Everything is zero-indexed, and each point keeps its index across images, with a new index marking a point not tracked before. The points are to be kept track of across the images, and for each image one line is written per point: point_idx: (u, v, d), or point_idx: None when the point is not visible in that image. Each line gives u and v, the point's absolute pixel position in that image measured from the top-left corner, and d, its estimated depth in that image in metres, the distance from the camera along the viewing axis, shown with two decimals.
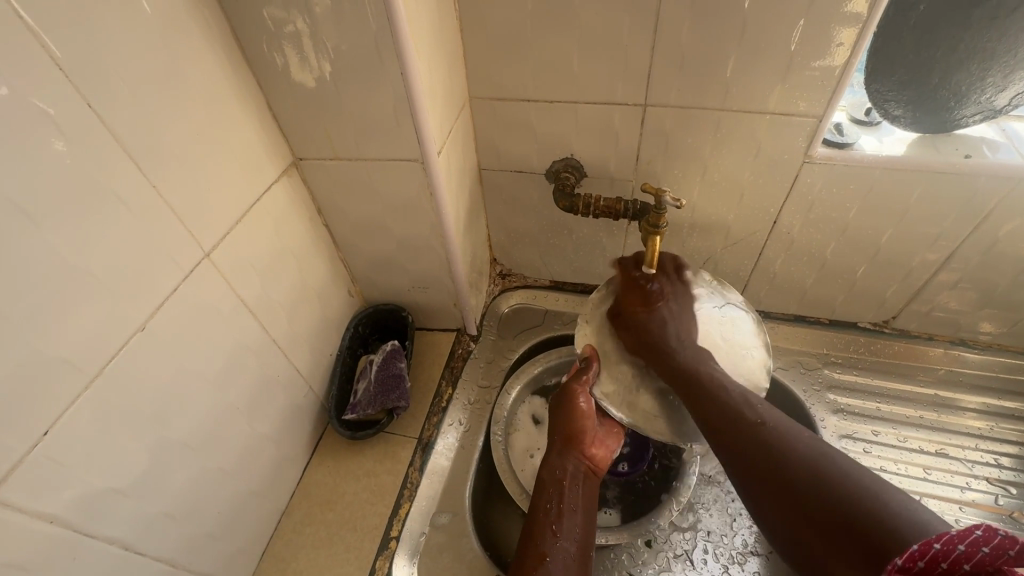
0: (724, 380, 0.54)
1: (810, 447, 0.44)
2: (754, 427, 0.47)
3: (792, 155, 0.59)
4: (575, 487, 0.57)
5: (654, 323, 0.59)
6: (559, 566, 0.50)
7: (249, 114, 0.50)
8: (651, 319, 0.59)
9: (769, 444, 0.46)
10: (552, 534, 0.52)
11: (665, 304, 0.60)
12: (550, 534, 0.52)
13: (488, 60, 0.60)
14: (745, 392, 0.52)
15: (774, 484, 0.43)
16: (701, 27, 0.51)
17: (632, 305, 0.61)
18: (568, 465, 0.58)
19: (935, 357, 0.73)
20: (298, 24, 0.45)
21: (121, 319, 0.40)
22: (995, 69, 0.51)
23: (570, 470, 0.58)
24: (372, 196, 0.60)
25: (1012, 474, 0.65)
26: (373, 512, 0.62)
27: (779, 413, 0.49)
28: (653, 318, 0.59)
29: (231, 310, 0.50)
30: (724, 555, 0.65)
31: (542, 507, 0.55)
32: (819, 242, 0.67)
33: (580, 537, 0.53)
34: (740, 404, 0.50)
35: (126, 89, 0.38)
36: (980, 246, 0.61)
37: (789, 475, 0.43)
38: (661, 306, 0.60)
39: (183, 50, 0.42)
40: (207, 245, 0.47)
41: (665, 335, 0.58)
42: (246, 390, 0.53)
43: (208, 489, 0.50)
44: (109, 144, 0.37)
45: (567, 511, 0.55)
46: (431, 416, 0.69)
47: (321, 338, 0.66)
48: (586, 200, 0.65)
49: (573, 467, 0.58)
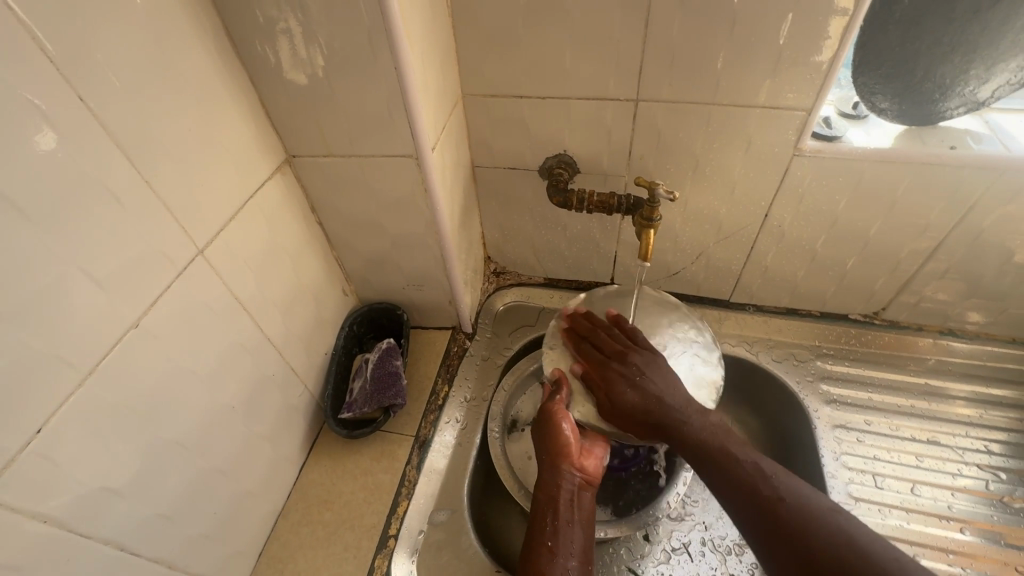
0: (737, 452, 0.51)
1: (827, 519, 0.44)
2: (772, 505, 0.46)
3: (782, 148, 0.60)
4: (570, 501, 0.57)
5: (651, 403, 0.55)
6: None
7: (241, 112, 0.50)
8: (645, 397, 0.56)
9: (784, 514, 0.45)
10: (549, 551, 0.53)
11: (641, 378, 0.57)
12: (547, 553, 0.53)
13: (481, 57, 0.60)
14: (760, 462, 0.50)
15: (788, 554, 0.43)
16: (691, 23, 0.52)
17: (616, 394, 0.57)
18: (563, 481, 0.58)
19: (925, 347, 0.74)
20: (290, 20, 0.45)
21: (114, 316, 0.39)
22: (978, 61, 0.53)
23: (567, 487, 0.58)
24: (366, 194, 0.60)
25: (1002, 460, 0.66)
26: (371, 511, 0.62)
27: (792, 480, 0.48)
28: (647, 400, 0.56)
29: (226, 308, 0.50)
30: (721, 547, 0.65)
31: (539, 527, 0.55)
32: (809, 234, 0.67)
33: (578, 551, 0.54)
34: (754, 475, 0.49)
35: (116, 83, 0.38)
36: (967, 235, 0.62)
37: (809, 551, 0.42)
38: (645, 381, 0.57)
39: (175, 46, 0.42)
40: (201, 242, 0.46)
41: (664, 404, 0.55)
42: (241, 388, 0.53)
43: (205, 489, 0.49)
44: (101, 139, 0.37)
45: (563, 528, 0.55)
46: (428, 414, 0.69)
47: (316, 337, 0.65)
48: (580, 195, 0.65)
49: (568, 482, 0.58)
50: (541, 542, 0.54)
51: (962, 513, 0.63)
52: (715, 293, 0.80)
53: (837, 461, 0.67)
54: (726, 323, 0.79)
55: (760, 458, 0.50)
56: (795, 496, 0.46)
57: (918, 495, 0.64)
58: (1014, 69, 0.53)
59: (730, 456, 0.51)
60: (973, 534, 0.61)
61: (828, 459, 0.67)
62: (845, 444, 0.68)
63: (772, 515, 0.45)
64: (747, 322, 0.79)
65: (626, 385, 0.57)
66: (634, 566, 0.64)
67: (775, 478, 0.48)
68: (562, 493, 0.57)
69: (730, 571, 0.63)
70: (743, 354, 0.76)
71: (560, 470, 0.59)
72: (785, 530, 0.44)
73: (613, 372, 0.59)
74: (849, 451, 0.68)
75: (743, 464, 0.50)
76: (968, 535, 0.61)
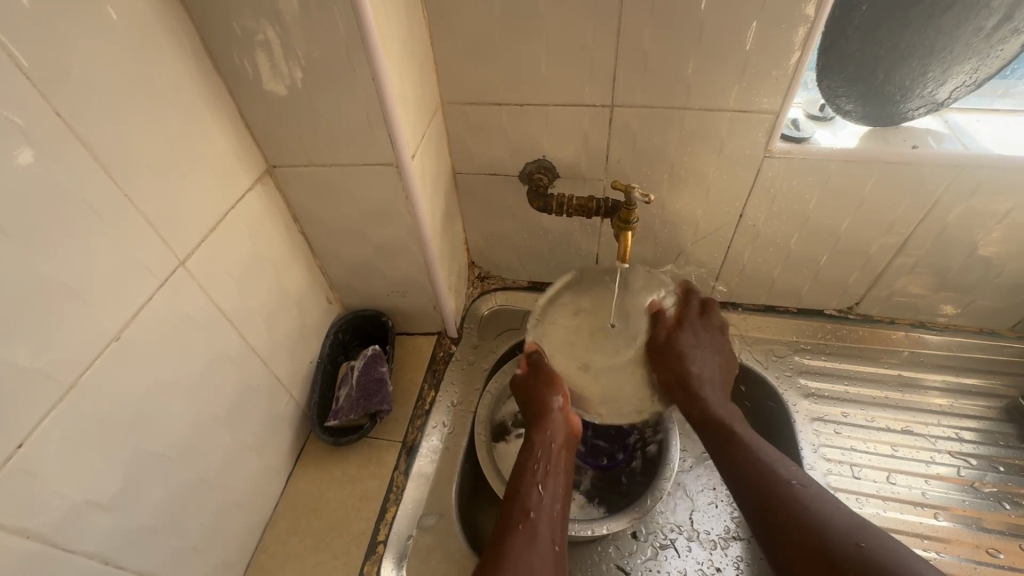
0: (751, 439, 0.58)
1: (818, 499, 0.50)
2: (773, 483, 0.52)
3: (754, 150, 0.62)
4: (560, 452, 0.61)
5: (699, 365, 0.64)
6: (546, 522, 0.54)
7: (221, 123, 0.50)
8: (697, 359, 0.64)
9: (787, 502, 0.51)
10: (540, 491, 0.57)
11: (705, 347, 0.65)
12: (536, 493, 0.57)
13: (459, 67, 0.61)
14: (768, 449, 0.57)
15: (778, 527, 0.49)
16: (661, 30, 0.54)
17: (685, 339, 0.65)
18: (552, 433, 0.61)
19: (898, 339, 0.77)
20: (268, 34, 0.46)
21: (97, 329, 0.39)
22: (934, 65, 0.55)
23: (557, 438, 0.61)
24: (348, 202, 0.60)
25: (972, 447, 0.68)
26: (359, 518, 0.62)
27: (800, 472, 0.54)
28: (699, 363, 0.64)
29: (210, 319, 0.50)
30: (708, 541, 0.67)
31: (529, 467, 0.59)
32: (783, 233, 0.69)
33: (559, 497, 0.58)
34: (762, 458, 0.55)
35: (93, 97, 0.38)
36: (932, 231, 0.65)
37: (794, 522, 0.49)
38: (705, 349, 0.65)
39: (153, 61, 0.42)
40: (182, 254, 0.47)
41: (706, 377, 0.63)
42: (226, 398, 0.53)
43: (191, 500, 0.49)
44: (81, 154, 0.38)
45: (547, 475, 0.59)
46: (415, 419, 0.70)
47: (300, 345, 0.65)
48: (560, 199, 0.67)
49: (557, 434, 0.61)
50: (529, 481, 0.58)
51: (936, 499, 0.64)
52: None
53: (815, 453, 0.69)
54: None
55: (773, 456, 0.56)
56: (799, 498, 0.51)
57: (894, 483, 0.66)
58: (969, 70, 0.56)
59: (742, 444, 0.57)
60: (947, 519, 0.63)
61: (807, 451, 0.69)
62: (823, 436, 0.70)
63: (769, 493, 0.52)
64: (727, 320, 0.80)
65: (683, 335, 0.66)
66: (623, 563, 0.65)
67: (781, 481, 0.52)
68: (550, 445, 0.61)
69: (716, 565, 0.65)
70: None
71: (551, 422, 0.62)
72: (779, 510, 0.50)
73: (690, 330, 0.66)
74: (827, 443, 0.69)
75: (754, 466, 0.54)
76: (943, 521, 0.63)
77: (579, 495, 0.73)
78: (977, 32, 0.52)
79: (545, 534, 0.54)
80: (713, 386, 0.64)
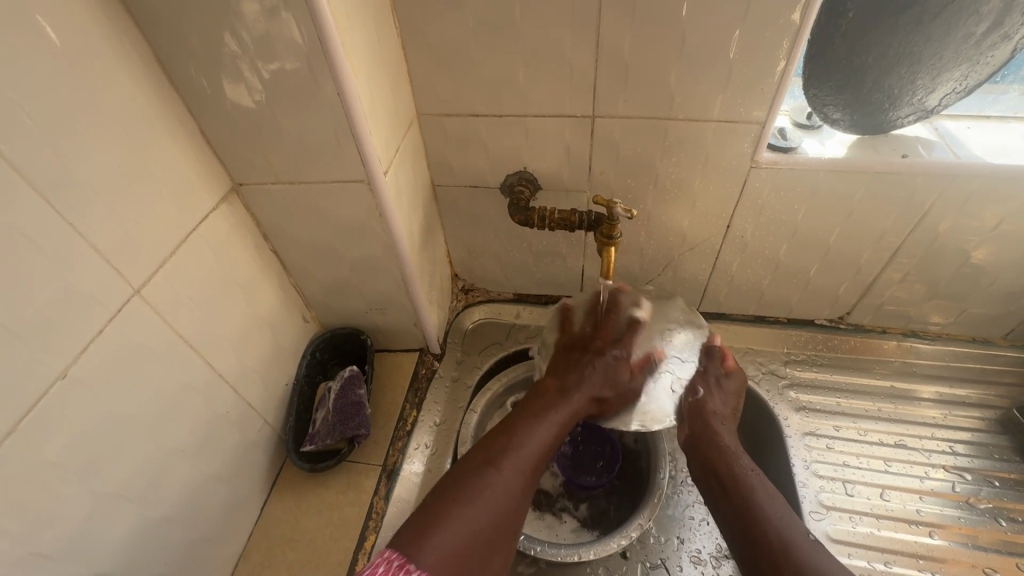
0: (748, 472, 0.56)
1: (801, 534, 0.50)
2: (756, 519, 0.51)
3: (740, 160, 0.60)
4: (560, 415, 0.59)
5: (719, 421, 0.61)
6: (513, 477, 0.52)
7: (179, 142, 0.48)
8: (717, 414, 0.62)
9: (772, 538, 0.50)
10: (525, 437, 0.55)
11: (728, 408, 0.63)
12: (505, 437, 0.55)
13: (434, 77, 0.59)
14: (761, 477, 0.56)
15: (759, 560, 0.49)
16: (641, 38, 0.52)
17: (716, 397, 0.63)
18: (578, 395, 0.61)
19: (889, 349, 0.75)
20: (227, 47, 0.44)
21: (39, 369, 0.37)
22: (923, 72, 0.53)
23: (579, 407, 0.61)
24: (320, 220, 0.58)
25: (966, 460, 0.67)
26: (337, 548, 0.60)
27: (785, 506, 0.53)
28: (721, 416, 0.61)
29: (172, 348, 0.48)
30: (698, 561, 0.65)
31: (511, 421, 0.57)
32: (771, 244, 0.68)
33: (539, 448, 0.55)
34: (748, 491, 0.54)
35: (29, 121, 0.35)
36: (923, 240, 0.63)
37: (773, 558, 0.48)
38: (729, 410, 0.63)
39: (100, 79, 0.40)
40: (138, 282, 0.44)
41: (723, 426, 0.61)
42: (191, 431, 0.51)
43: (151, 541, 0.47)
44: (17, 184, 0.35)
45: (546, 424, 0.58)
46: (396, 441, 0.67)
47: (274, 368, 0.63)
48: (541, 212, 0.64)
49: (585, 400, 0.61)
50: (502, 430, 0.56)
51: (931, 517, 0.63)
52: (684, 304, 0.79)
53: (807, 469, 0.67)
54: None
55: (784, 512, 0.52)
56: (813, 559, 0.47)
57: (888, 500, 0.64)
58: (959, 77, 0.54)
59: (735, 479, 0.55)
60: (942, 537, 0.61)
61: (800, 467, 0.67)
62: (816, 452, 0.68)
63: (757, 530, 0.51)
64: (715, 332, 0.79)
65: (704, 386, 0.63)
66: None
67: (795, 542, 0.49)
68: (571, 403, 0.60)
69: None
70: None
71: (584, 389, 0.61)
72: (762, 538, 0.50)
73: (724, 394, 0.63)
74: (820, 459, 0.68)
75: (761, 521, 0.51)
76: (938, 539, 0.61)
77: (569, 517, 0.71)
78: (967, 38, 0.51)
79: (520, 478, 0.52)
80: (732, 434, 0.60)
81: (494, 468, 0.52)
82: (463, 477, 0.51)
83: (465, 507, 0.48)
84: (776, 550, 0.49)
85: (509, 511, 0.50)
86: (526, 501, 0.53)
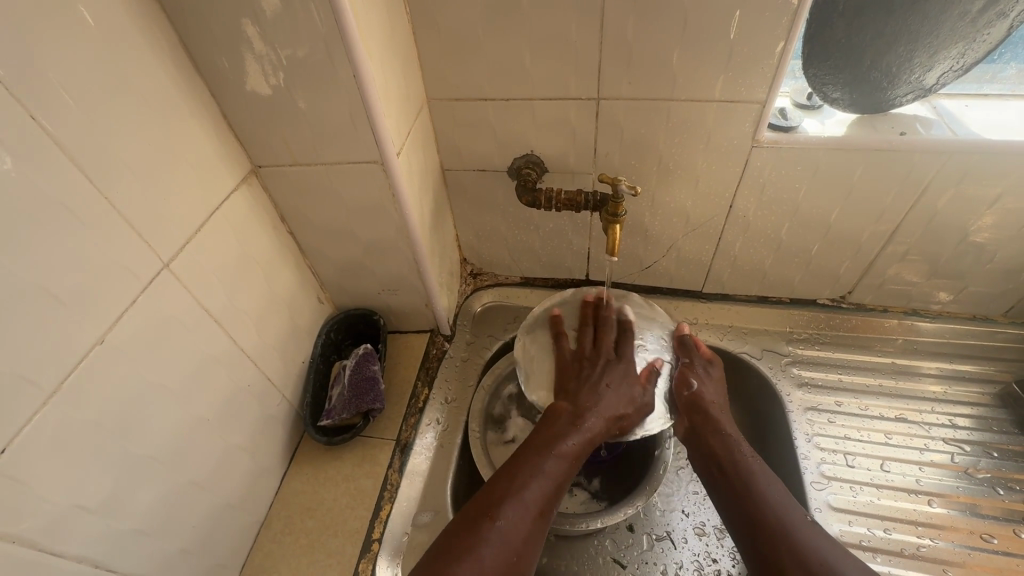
0: (745, 458, 0.58)
1: (800, 518, 0.52)
2: (749, 500, 0.54)
3: (741, 140, 0.61)
4: (564, 445, 0.57)
5: (713, 408, 0.63)
6: (514, 526, 0.49)
7: (202, 124, 0.50)
8: (714, 407, 0.63)
9: (769, 524, 0.51)
10: (532, 477, 0.53)
11: (720, 399, 0.64)
12: (506, 479, 0.53)
13: (443, 62, 0.61)
14: (755, 455, 0.58)
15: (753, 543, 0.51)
16: (643, 20, 0.53)
17: (707, 389, 0.65)
18: (593, 419, 0.60)
19: (891, 327, 0.76)
20: (248, 32, 0.46)
21: (78, 334, 0.39)
22: (920, 51, 0.55)
23: (595, 431, 0.60)
24: (336, 202, 0.60)
25: (966, 433, 0.68)
26: (354, 516, 0.62)
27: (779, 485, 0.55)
28: (711, 400, 0.64)
29: (198, 321, 0.50)
30: (702, 533, 0.67)
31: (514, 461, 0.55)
32: (773, 224, 0.69)
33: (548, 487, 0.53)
34: (746, 474, 0.56)
35: (70, 101, 0.38)
36: (922, 218, 0.64)
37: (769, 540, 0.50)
38: (717, 400, 0.64)
39: (132, 62, 0.42)
40: (166, 256, 0.47)
41: (721, 417, 0.62)
42: (215, 401, 0.53)
43: (180, 503, 0.50)
44: (59, 159, 0.37)
45: (558, 457, 0.56)
46: (408, 417, 0.70)
47: (292, 346, 0.65)
48: (548, 194, 0.66)
49: (599, 425, 0.60)
50: (506, 471, 0.54)
51: (930, 486, 0.65)
52: (688, 286, 0.81)
53: (809, 442, 0.69)
54: (699, 314, 0.80)
55: (780, 494, 0.54)
56: (806, 540, 0.49)
57: (888, 471, 0.66)
58: (956, 55, 0.55)
59: (736, 466, 0.57)
60: (941, 505, 0.63)
61: (801, 440, 0.69)
62: (817, 425, 0.70)
63: (754, 511, 0.53)
64: (719, 313, 0.80)
65: (694, 378, 0.66)
66: (619, 557, 0.65)
67: (792, 524, 0.51)
68: (585, 429, 0.59)
69: (711, 556, 0.65)
70: (715, 344, 0.78)
71: (599, 411, 0.61)
72: (755, 517, 0.52)
73: (711, 382, 0.66)
74: (821, 432, 0.69)
75: (757, 503, 0.53)
76: (937, 507, 0.63)
77: (580, 491, 0.74)
78: (963, 16, 0.52)
79: (528, 521, 0.50)
80: (732, 423, 0.62)
81: (490, 518, 0.49)
82: (458, 530, 0.48)
83: (460, 563, 0.45)
84: (774, 532, 0.51)
85: (513, 560, 0.47)
86: (535, 550, 0.49)
